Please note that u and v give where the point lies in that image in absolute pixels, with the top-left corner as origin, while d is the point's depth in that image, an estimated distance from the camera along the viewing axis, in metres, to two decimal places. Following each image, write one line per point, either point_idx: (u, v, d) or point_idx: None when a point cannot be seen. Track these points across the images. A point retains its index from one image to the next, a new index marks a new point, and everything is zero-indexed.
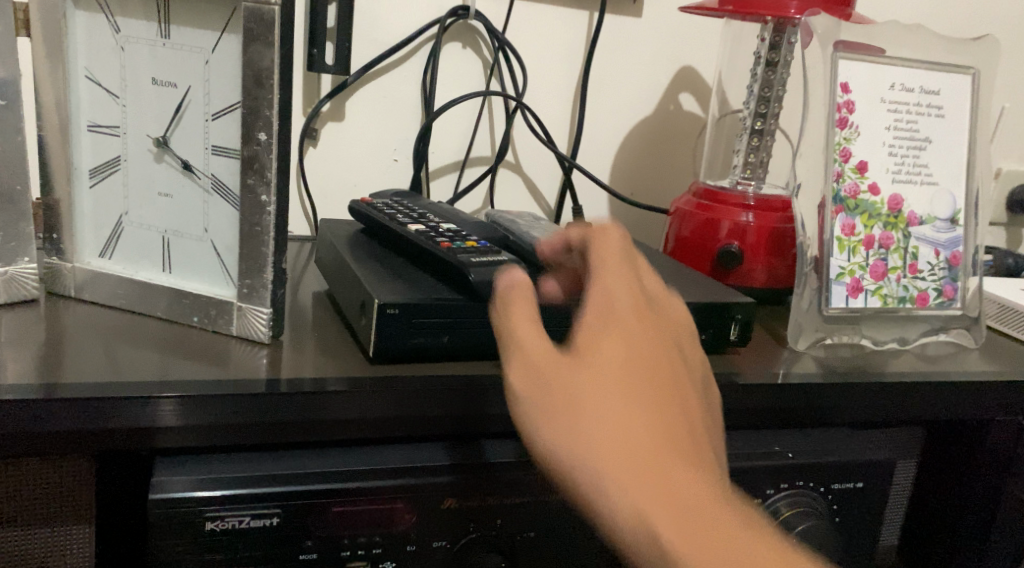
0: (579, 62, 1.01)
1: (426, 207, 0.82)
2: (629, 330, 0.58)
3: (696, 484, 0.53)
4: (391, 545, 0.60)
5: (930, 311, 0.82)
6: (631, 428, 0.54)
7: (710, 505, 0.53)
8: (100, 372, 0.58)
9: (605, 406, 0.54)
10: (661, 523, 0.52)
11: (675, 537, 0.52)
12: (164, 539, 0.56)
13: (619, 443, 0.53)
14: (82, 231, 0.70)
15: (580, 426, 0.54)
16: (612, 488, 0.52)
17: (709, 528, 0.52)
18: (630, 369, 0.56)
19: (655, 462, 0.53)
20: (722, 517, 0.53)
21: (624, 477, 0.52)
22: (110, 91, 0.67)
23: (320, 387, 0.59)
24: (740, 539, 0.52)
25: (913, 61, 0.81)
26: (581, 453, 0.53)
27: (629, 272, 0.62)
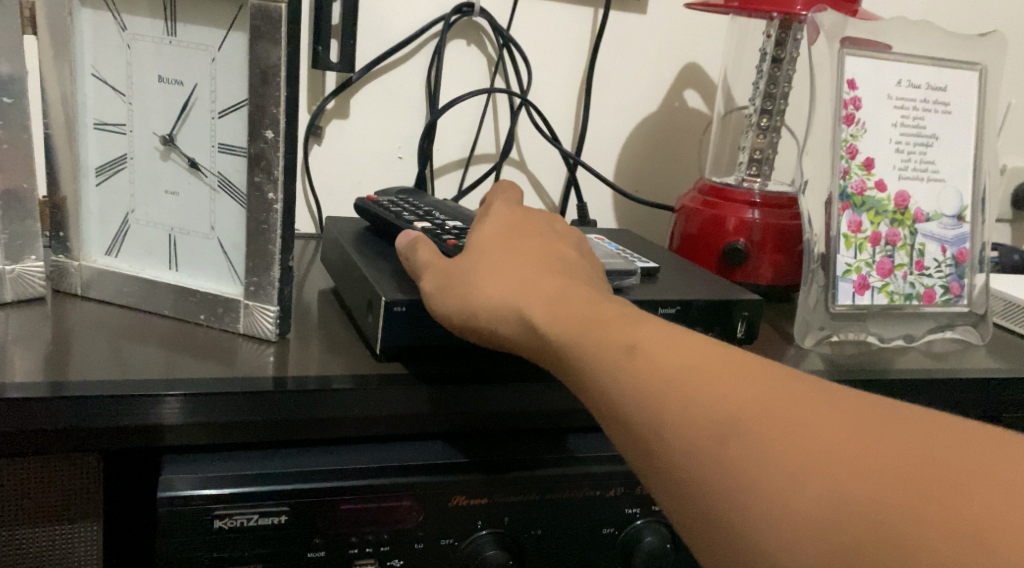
0: (584, 59, 1.00)
1: (431, 204, 0.82)
2: (511, 237, 0.62)
3: (747, 374, 0.49)
4: (399, 543, 0.60)
5: (937, 308, 0.81)
6: (661, 344, 0.51)
7: (770, 387, 0.48)
8: (106, 370, 0.58)
9: (621, 330, 0.53)
10: (712, 413, 0.47)
11: (731, 423, 0.47)
12: (173, 537, 0.56)
13: (641, 356, 0.51)
14: (88, 229, 0.70)
15: (598, 352, 0.53)
16: (656, 406, 0.49)
17: (767, 403, 0.47)
18: (524, 259, 0.60)
19: (693, 362, 0.50)
20: (779, 387, 0.48)
21: (661, 385, 0.49)
22: (115, 89, 0.67)
23: (326, 385, 0.59)
24: (805, 402, 0.47)
25: (920, 58, 0.81)
26: (618, 387, 0.51)
27: (507, 206, 0.67)
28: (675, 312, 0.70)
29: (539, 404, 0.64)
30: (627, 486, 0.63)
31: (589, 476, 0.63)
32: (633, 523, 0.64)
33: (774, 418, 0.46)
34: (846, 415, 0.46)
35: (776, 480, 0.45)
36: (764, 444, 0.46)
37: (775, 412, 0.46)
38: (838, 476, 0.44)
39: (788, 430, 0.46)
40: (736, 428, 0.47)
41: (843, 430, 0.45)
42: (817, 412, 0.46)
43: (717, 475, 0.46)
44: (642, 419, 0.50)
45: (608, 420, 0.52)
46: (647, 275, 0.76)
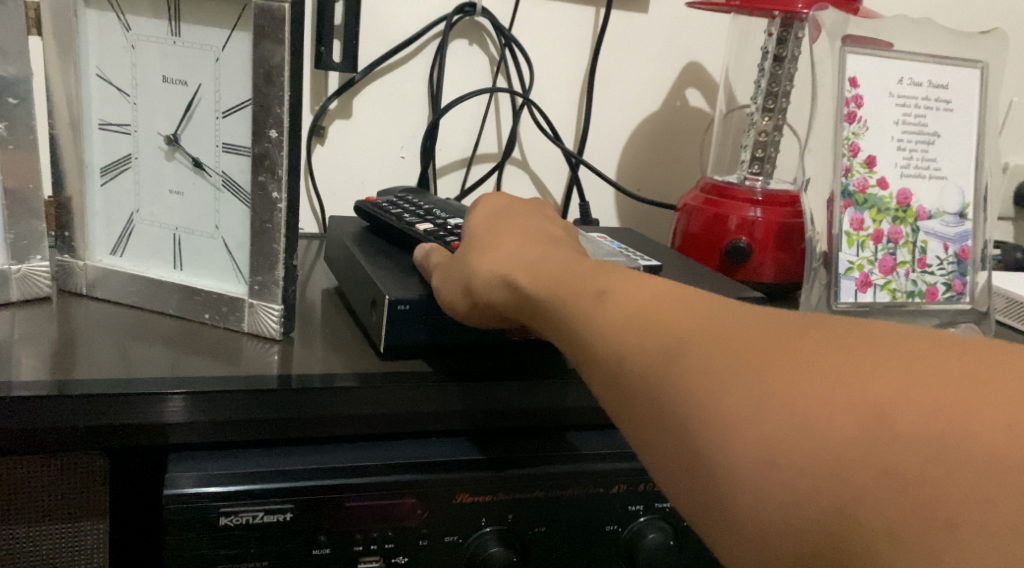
0: (586, 58, 1.01)
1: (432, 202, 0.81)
2: (503, 220, 0.64)
3: (709, 305, 0.48)
4: (404, 540, 0.60)
5: (940, 306, 0.82)
6: (628, 288, 0.51)
7: (730, 315, 0.47)
8: (112, 369, 0.58)
9: (591, 278, 0.53)
10: (672, 339, 0.47)
11: (693, 348, 0.46)
12: (178, 535, 0.56)
13: (608, 300, 0.51)
14: (93, 229, 0.70)
15: (570, 301, 0.53)
16: (622, 344, 0.48)
17: (729, 325, 0.46)
18: (517, 238, 0.61)
19: (657, 300, 0.49)
20: (741, 313, 0.47)
21: (627, 322, 0.49)
22: (120, 89, 0.67)
23: (330, 383, 0.59)
24: (764, 321, 0.45)
25: (922, 56, 0.81)
26: (587, 331, 0.51)
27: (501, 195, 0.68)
28: None
29: (542, 402, 0.64)
30: (630, 483, 0.64)
31: (593, 473, 0.63)
32: (637, 520, 0.65)
33: (732, 339, 0.45)
34: (801, 329, 0.44)
35: (735, 395, 0.43)
36: (724, 362, 0.44)
37: (735, 332, 0.45)
38: (796, 385, 0.42)
39: (744, 345, 0.44)
40: (698, 350, 0.45)
41: (798, 342, 0.44)
42: (775, 328, 0.45)
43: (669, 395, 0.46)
44: (610, 361, 0.49)
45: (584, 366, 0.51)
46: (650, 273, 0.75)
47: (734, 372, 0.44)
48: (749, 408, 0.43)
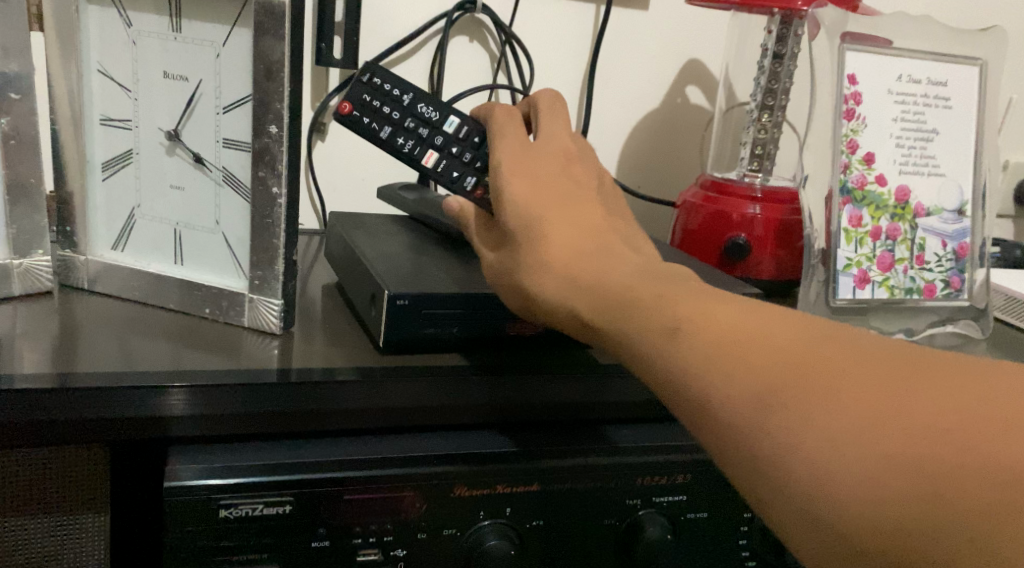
0: (586, 55, 1.01)
1: (411, 94, 0.70)
2: (542, 195, 0.62)
3: (787, 341, 0.49)
4: (403, 533, 0.61)
5: (938, 303, 0.82)
6: (700, 321, 0.51)
7: (810, 357, 0.48)
8: (112, 362, 0.59)
9: (661, 306, 0.53)
10: (758, 386, 0.48)
11: (779, 398, 0.47)
12: (178, 526, 0.57)
13: (684, 334, 0.51)
14: (95, 223, 0.71)
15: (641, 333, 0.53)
16: (705, 385, 0.49)
17: (812, 372, 0.47)
18: (561, 225, 0.61)
19: (734, 336, 0.50)
20: (822, 353, 0.48)
21: (708, 361, 0.50)
22: (121, 85, 0.68)
23: (329, 377, 0.60)
24: (847, 367, 0.47)
25: (920, 52, 0.81)
26: (664, 365, 0.52)
27: (520, 145, 0.66)
28: None
29: (540, 396, 0.64)
30: (628, 477, 0.64)
31: (590, 467, 0.63)
32: (634, 514, 0.65)
33: (819, 389, 0.46)
34: (884, 376, 0.46)
35: (827, 452, 0.45)
36: (814, 418, 0.46)
37: (819, 381, 0.47)
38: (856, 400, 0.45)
39: (831, 397, 0.46)
40: (785, 403, 0.47)
41: (881, 393, 0.45)
42: (860, 377, 0.46)
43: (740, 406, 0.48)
44: (692, 400, 0.50)
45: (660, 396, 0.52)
46: None
47: (825, 428, 0.45)
48: (842, 466, 0.45)
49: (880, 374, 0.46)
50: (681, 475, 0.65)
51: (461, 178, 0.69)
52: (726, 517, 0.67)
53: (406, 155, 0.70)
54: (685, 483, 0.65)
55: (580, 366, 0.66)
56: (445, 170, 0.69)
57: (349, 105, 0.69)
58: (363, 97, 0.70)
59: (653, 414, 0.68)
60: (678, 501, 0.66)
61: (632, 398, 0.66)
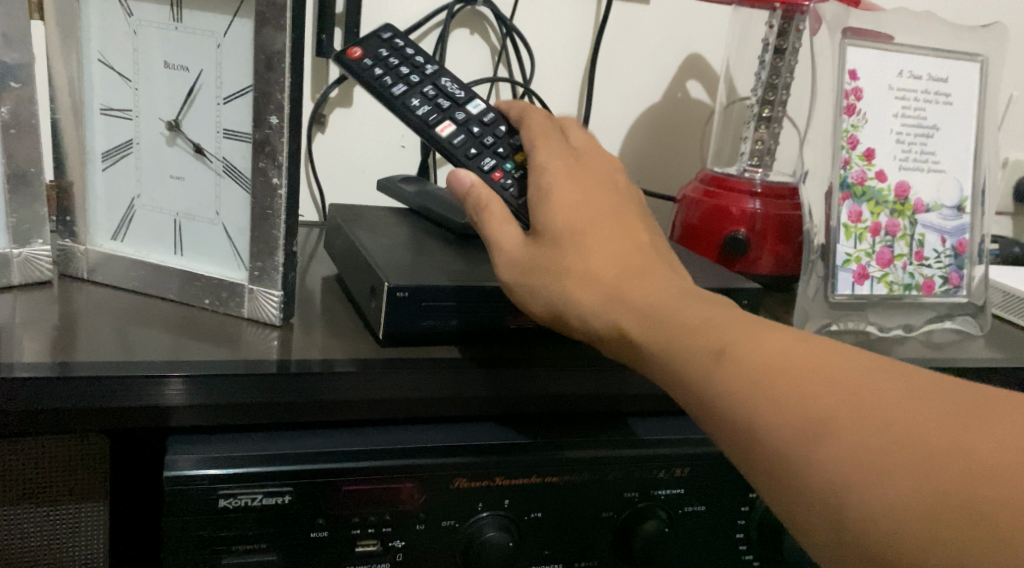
0: (587, 49, 1.01)
1: (434, 68, 0.74)
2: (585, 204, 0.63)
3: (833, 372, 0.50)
4: (402, 524, 0.61)
5: (936, 299, 0.82)
6: (750, 347, 0.52)
7: (858, 390, 0.49)
8: (111, 352, 0.59)
9: (705, 331, 0.54)
10: (805, 420, 0.49)
11: (828, 431, 0.48)
12: (177, 516, 0.57)
13: (730, 360, 0.52)
14: (94, 213, 0.71)
15: (684, 359, 0.54)
16: (750, 412, 0.50)
17: (859, 407, 0.48)
18: (604, 236, 0.61)
19: (782, 365, 0.51)
20: (871, 387, 0.48)
21: (754, 390, 0.51)
22: (121, 75, 0.67)
23: (328, 367, 0.60)
24: (893, 403, 0.48)
25: (921, 48, 0.81)
26: (706, 390, 0.53)
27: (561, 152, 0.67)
28: None
29: (539, 389, 0.65)
30: (626, 470, 0.64)
31: (588, 460, 0.63)
32: (633, 508, 0.65)
33: (866, 424, 0.47)
34: (928, 416, 0.47)
35: (867, 486, 0.47)
36: (858, 453, 0.47)
37: (866, 417, 0.47)
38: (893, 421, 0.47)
39: (878, 432, 0.47)
40: (834, 437, 0.48)
41: (926, 432, 0.46)
42: (905, 417, 0.47)
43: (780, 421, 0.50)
44: (735, 426, 0.51)
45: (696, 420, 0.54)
46: None
47: (870, 462, 0.47)
48: (882, 501, 0.46)
49: (924, 411, 0.47)
50: (680, 468, 0.65)
51: (478, 157, 0.69)
52: (725, 511, 0.67)
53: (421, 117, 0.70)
54: (683, 477, 0.66)
55: (579, 359, 0.66)
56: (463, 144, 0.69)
57: (360, 51, 0.72)
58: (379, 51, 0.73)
59: (651, 407, 0.68)
60: (677, 494, 0.66)
61: (631, 392, 0.66)
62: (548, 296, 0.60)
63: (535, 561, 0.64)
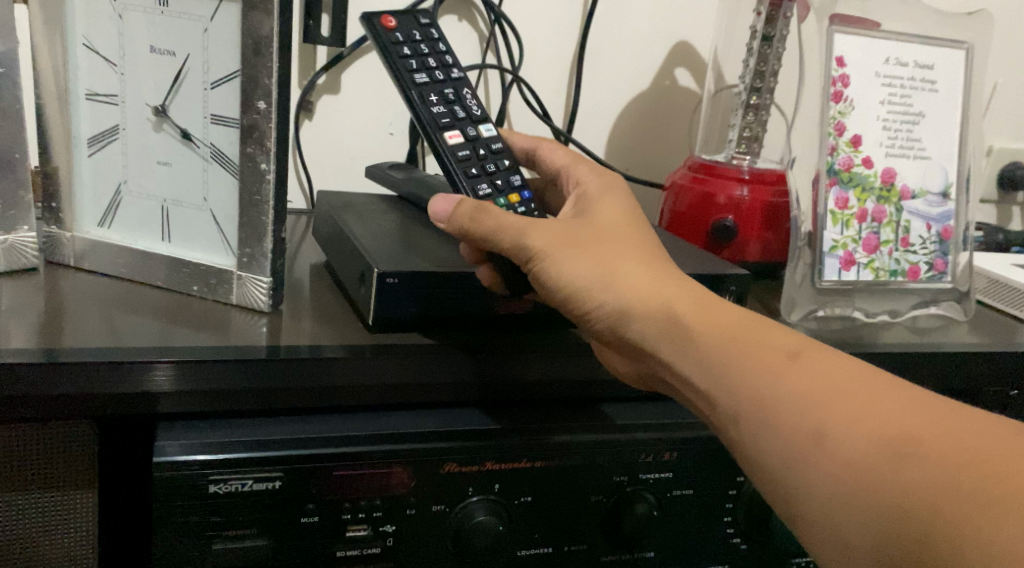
0: (576, 36, 1.01)
1: (461, 74, 0.74)
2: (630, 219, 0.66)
3: (903, 391, 0.54)
4: (391, 508, 0.61)
5: (920, 285, 0.82)
6: (819, 361, 0.56)
7: (921, 407, 0.53)
8: (99, 338, 0.58)
9: (776, 344, 0.58)
10: (878, 431, 0.52)
11: (894, 434, 0.52)
12: (168, 501, 0.57)
13: (801, 369, 0.56)
14: (81, 200, 0.70)
15: (754, 361, 0.57)
16: (815, 417, 0.54)
17: (924, 420, 0.52)
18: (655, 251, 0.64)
19: (854, 376, 0.55)
20: (906, 415, 0.53)
21: (820, 401, 0.55)
22: (107, 60, 0.67)
23: (318, 353, 0.60)
24: (953, 416, 0.52)
25: (906, 36, 0.82)
26: (770, 394, 0.56)
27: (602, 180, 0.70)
28: None
29: (528, 374, 0.65)
30: (614, 454, 0.65)
31: (577, 444, 0.64)
32: (622, 491, 0.65)
33: (930, 430, 0.52)
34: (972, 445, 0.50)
35: (927, 486, 0.50)
36: (922, 454, 0.51)
37: (896, 439, 0.52)
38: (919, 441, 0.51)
39: (941, 439, 0.51)
40: (902, 444, 0.51)
41: (984, 442, 0.50)
42: (932, 437, 0.51)
43: (817, 432, 0.54)
44: (799, 429, 0.55)
45: (748, 428, 0.57)
46: None
47: (933, 463, 0.50)
48: (943, 497, 0.49)
49: (982, 427, 0.51)
50: (668, 452, 0.66)
51: (477, 180, 0.69)
52: (712, 494, 0.68)
53: (432, 113, 0.70)
54: (672, 460, 0.66)
55: (567, 345, 0.66)
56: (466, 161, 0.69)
57: (394, 24, 0.72)
58: (411, 32, 0.73)
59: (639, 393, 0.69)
60: (665, 477, 0.66)
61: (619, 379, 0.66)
62: (585, 286, 0.61)
63: (525, 545, 0.65)
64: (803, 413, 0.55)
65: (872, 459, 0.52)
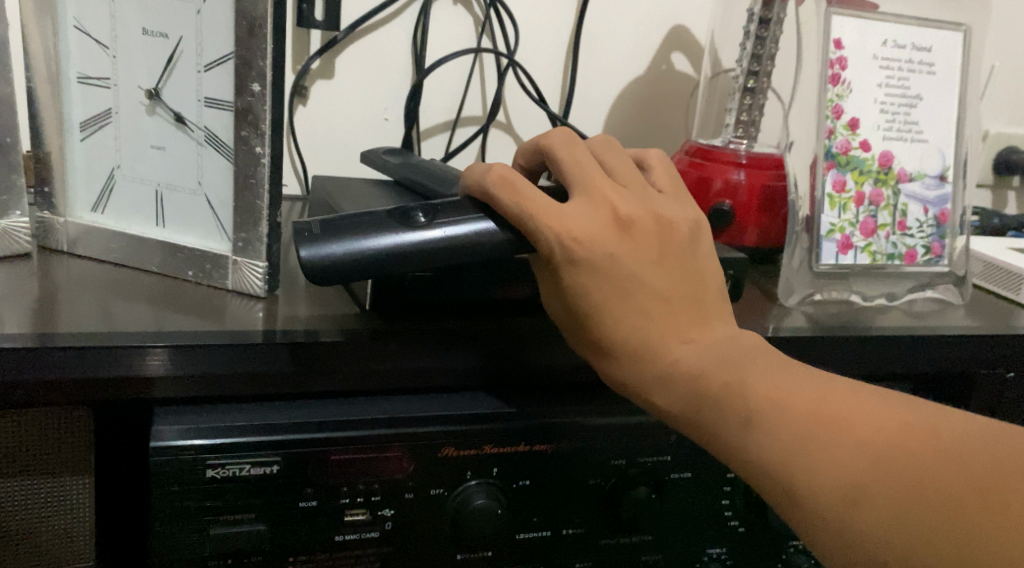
0: (572, 19, 1.00)
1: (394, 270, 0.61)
2: (594, 283, 0.59)
3: (864, 432, 0.53)
4: (390, 492, 0.61)
5: (918, 268, 0.82)
6: (773, 409, 0.55)
7: (884, 434, 0.53)
8: (94, 323, 0.58)
9: (733, 398, 0.56)
10: (837, 479, 0.52)
11: (858, 482, 0.52)
12: (166, 485, 0.57)
13: (760, 425, 0.55)
14: (74, 185, 0.70)
15: (719, 418, 0.57)
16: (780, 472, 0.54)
17: (881, 461, 0.52)
18: (630, 310, 0.60)
19: (809, 422, 0.54)
20: (868, 448, 0.52)
21: (782, 457, 0.54)
22: (99, 42, 0.66)
23: (313, 338, 0.59)
24: (905, 440, 0.52)
25: (905, 18, 0.82)
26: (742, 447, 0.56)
27: (556, 229, 0.59)
28: None
29: (526, 360, 0.64)
30: (613, 438, 0.64)
31: (575, 428, 0.63)
32: (621, 475, 0.65)
33: (892, 465, 0.52)
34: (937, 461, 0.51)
35: (893, 534, 0.51)
36: (882, 502, 0.51)
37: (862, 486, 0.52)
38: (881, 479, 0.51)
39: (897, 480, 0.51)
40: (861, 491, 0.52)
41: (939, 471, 0.51)
42: (893, 468, 0.51)
43: (786, 487, 0.54)
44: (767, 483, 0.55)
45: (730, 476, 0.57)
46: None
47: (901, 500, 0.51)
48: (921, 535, 0.50)
49: (936, 449, 0.51)
50: (667, 435, 0.65)
51: None
52: (710, 477, 0.68)
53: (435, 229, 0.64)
54: (671, 444, 0.66)
55: None
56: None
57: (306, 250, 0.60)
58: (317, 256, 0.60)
59: None
60: (664, 461, 0.66)
61: None
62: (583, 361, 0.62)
63: (524, 529, 0.65)
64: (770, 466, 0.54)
65: (843, 513, 0.52)
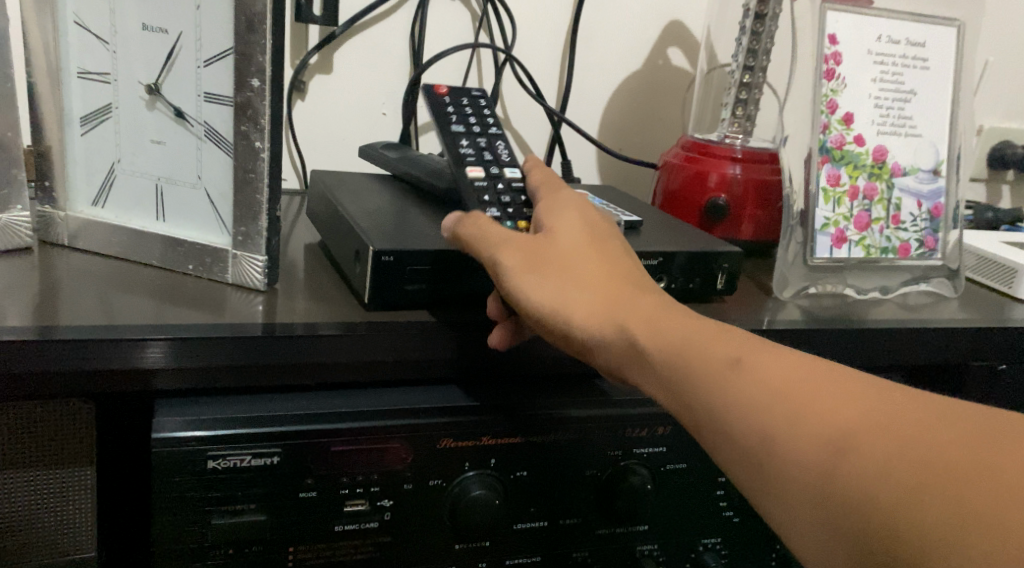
0: (568, 15, 1.01)
1: (500, 132, 0.77)
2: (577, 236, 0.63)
3: (853, 388, 0.51)
4: (388, 483, 0.62)
5: (912, 261, 0.83)
6: (761, 363, 0.54)
7: (877, 391, 0.51)
8: (95, 316, 0.58)
9: (719, 348, 0.55)
10: (822, 440, 0.50)
11: (845, 428, 0.50)
12: (168, 476, 0.57)
13: (744, 373, 0.54)
14: (73, 179, 0.70)
15: (700, 364, 0.55)
16: (762, 422, 0.52)
17: (870, 415, 0.50)
18: (605, 265, 0.62)
19: (798, 376, 0.53)
20: (856, 398, 0.51)
21: (766, 408, 0.52)
22: (98, 37, 0.67)
23: (313, 330, 0.60)
24: (896, 397, 0.50)
25: (898, 13, 0.82)
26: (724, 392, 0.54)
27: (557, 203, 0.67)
28: (657, 264, 0.72)
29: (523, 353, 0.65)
30: (608, 429, 0.65)
31: (570, 420, 0.64)
32: (616, 465, 0.66)
33: (881, 417, 0.49)
34: (928, 420, 0.49)
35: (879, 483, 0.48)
36: (869, 452, 0.49)
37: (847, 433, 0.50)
38: (870, 428, 0.49)
39: (884, 438, 0.49)
40: (847, 438, 0.49)
41: (929, 435, 0.48)
42: (880, 419, 0.49)
43: (768, 442, 0.52)
44: (748, 435, 0.53)
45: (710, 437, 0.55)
46: (631, 228, 0.77)
47: (889, 447, 0.48)
48: (910, 485, 0.47)
49: (930, 409, 0.49)
50: (662, 426, 0.66)
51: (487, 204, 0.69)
52: (706, 467, 0.68)
53: (459, 153, 0.73)
54: (666, 435, 0.67)
55: None
56: (479, 191, 0.71)
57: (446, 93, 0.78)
58: (460, 99, 0.78)
59: None
60: (659, 452, 0.67)
61: None
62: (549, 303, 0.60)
63: (522, 519, 0.65)
64: (752, 416, 0.53)
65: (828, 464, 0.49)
